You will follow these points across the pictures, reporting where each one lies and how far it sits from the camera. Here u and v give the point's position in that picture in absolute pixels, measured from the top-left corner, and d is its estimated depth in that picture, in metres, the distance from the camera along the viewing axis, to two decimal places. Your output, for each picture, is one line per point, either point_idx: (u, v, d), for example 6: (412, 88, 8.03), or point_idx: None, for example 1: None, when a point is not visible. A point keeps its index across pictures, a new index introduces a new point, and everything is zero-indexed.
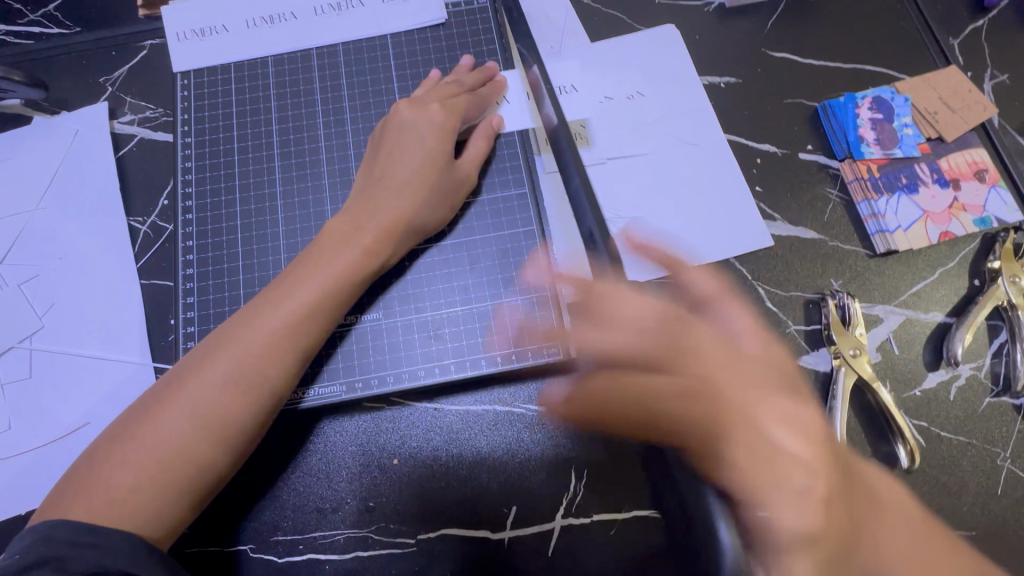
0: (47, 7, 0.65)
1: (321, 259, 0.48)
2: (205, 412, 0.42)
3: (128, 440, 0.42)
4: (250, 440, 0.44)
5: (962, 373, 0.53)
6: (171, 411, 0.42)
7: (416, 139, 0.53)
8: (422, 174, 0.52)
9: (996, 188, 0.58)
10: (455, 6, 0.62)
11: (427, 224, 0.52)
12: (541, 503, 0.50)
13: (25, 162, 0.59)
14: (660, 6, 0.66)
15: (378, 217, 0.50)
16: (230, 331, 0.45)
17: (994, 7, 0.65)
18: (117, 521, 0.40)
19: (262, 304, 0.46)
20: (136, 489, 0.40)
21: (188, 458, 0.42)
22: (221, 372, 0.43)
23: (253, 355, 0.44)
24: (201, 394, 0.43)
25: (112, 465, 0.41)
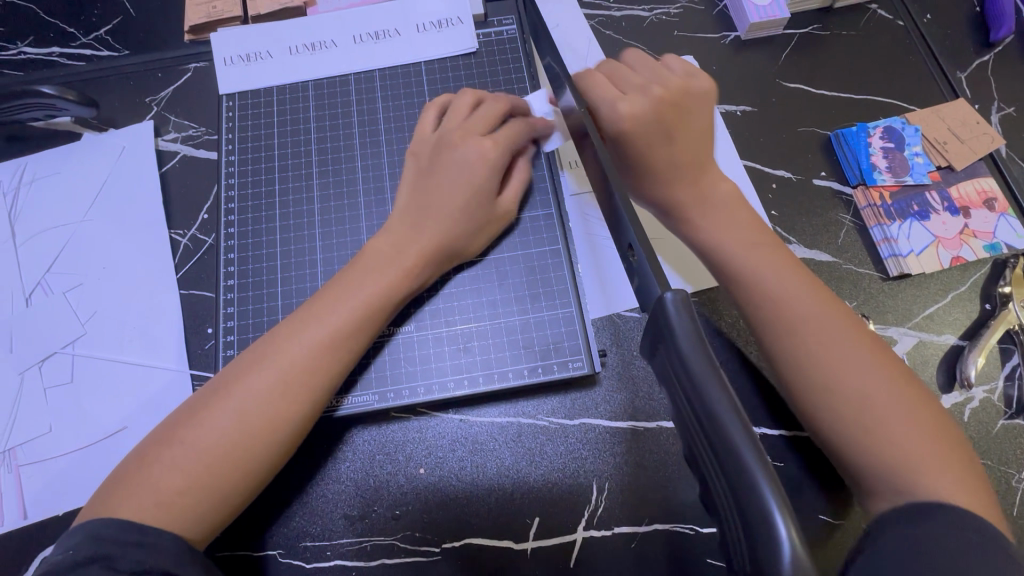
0: (99, 31, 0.69)
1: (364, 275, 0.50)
2: (248, 419, 0.44)
3: (176, 442, 0.44)
4: (289, 447, 0.46)
5: (975, 396, 0.55)
6: (217, 415, 0.44)
7: (458, 171, 0.53)
8: (469, 207, 0.53)
9: (1005, 216, 0.60)
10: (485, 36, 0.66)
11: (469, 247, 0.55)
12: (564, 515, 0.51)
13: (74, 176, 0.62)
14: (680, 38, 0.70)
15: (419, 235, 0.52)
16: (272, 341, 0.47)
17: (999, 43, 0.68)
18: (164, 521, 0.41)
19: (305, 317, 0.48)
20: (182, 492, 0.42)
21: (232, 463, 0.43)
22: (265, 380, 0.45)
23: (296, 366, 0.46)
24: (245, 402, 0.44)
25: (159, 467, 0.43)
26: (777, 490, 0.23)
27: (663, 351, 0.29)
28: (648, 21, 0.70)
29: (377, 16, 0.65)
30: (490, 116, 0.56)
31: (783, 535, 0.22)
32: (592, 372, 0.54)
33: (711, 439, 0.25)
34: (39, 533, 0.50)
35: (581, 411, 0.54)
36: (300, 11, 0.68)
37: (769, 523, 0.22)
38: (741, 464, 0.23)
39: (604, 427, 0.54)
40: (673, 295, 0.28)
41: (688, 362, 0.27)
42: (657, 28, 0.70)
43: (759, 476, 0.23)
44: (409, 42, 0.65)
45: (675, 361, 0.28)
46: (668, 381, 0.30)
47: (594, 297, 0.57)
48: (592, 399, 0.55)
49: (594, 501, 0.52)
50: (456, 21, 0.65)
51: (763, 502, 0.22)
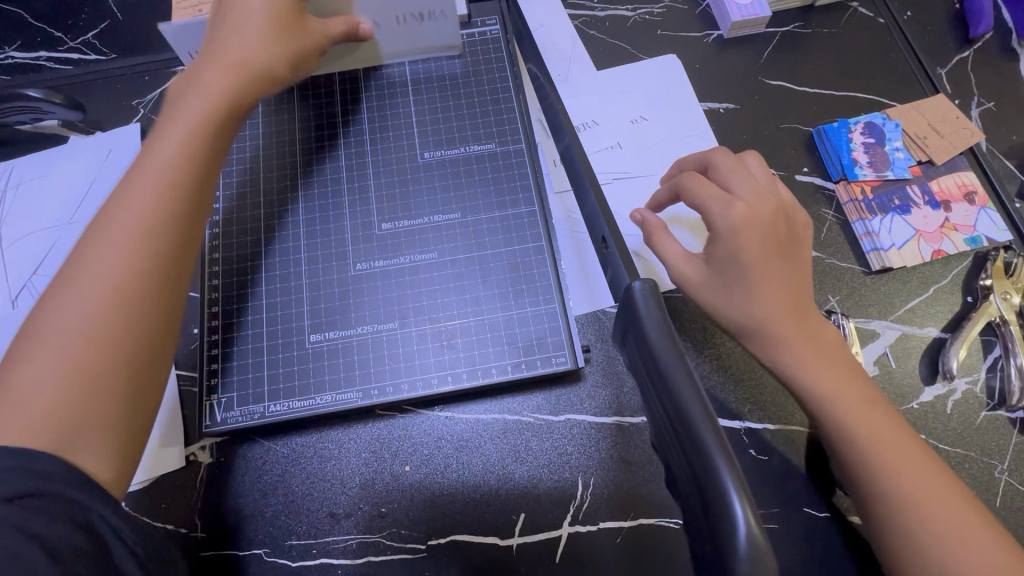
0: (86, 35, 0.69)
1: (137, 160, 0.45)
2: (128, 277, 0.40)
3: (22, 366, 0.38)
4: (184, 225, 0.44)
5: (958, 387, 0.55)
6: (70, 317, 0.39)
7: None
8: (275, 12, 0.51)
9: (985, 210, 0.60)
10: (469, 36, 0.66)
11: (285, 63, 0.52)
12: (550, 510, 0.52)
13: (60, 179, 0.62)
14: (663, 37, 0.70)
15: (222, 63, 0.50)
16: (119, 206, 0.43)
17: (978, 39, 0.69)
18: (51, 446, 0.36)
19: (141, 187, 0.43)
20: (53, 408, 0.37)
21: (124, 264, 0.41)
22: (146, 181, 0.44)
23: (167, 164, 0.45)
24: (102, 285, 0.40)
25: (16, 385, 0.37)
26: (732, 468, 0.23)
27: (634, 340, 0.30)
28: (631, 20, 0.71)
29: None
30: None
31: (740, 513, 0.22)
32: (575, 368, 0.54)
33: (675, 423, 0.26)
34: None
35: (565, 407, 0.55)
36: None
37: (726, 500, 0.23)
38: (701, 445, 0.24)
39: (588, 422, 0.54)
40: (642, 284, 0.30)
41: (654, 345, 0.28)
42: (640, 27, 0.71)
43: (718, 455, 0.23)
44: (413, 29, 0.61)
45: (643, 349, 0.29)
46: (637, 372, 0.31)
47: (579, 294, 0.58)
48: (576, 395, 0.55)
49: (579, 496, 0.52)
50: None
51: (721, 480, 0.23)
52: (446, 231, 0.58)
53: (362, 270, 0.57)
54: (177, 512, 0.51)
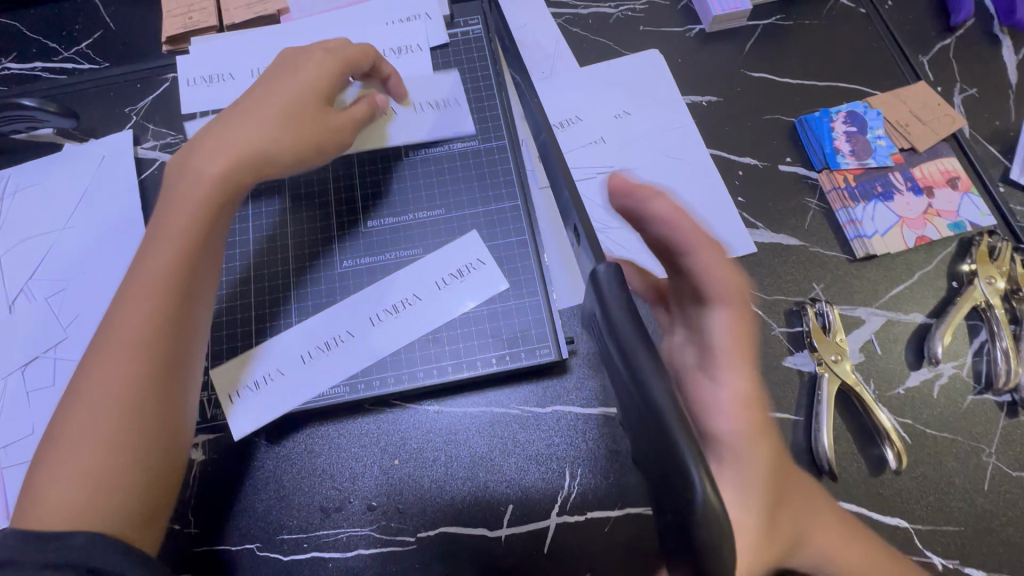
0: (80, 45, 0.70)
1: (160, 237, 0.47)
2: (134, 378, 0.42)
3: (55, 446, 0.41)
4: (186, 329, 0.46)
5: (944, 371, 0.55)
6: (93, 398, 0.42)
7: (288, 79, 0.55)
8: (299, 105, 0.53)
9: (969, 195, 0.61)
10: (453, 36, 0.68)
11: (291, 147, 0.52)
12: (537, 502, 0.52)
13: (56, 185, 0.63)
14: (645, 33, 0.71)
15: (222, 149, 0.50)
16: (132, 298, 0.45)
17: (960, 26, 0.69)
18: (73, 525, 0.39)
19: (154, 268, 0.46)
20: (80, 499, 0.40)
21: (134, 365, 0.43)
22: (147, 279, 0.45)
23: (161, 264, 0.46)
24: (120, 372, 0.42)
25: (50, 479, 0.40)
26: (691, 435, 0.25)
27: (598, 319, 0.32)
28: (614, 18, 0.72)
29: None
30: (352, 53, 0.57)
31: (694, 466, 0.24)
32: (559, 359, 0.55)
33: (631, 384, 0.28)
34: None
35: (552, 398, 0.55)
36: (275, 18, 0.70)
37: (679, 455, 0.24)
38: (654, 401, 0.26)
39: (574, 413, 0.55)
40: (606, 268, 0.32)
41: (618, 326, 0.29)
42: (623, 24, 0.72)
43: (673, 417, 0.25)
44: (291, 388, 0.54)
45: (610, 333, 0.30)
46: (607, 355, 0.32)
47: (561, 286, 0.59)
48: (562, 386, 0.55)
49: (567, 487, 0.52)
50: (423, 18, 0.67)
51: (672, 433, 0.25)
52: (431, 229, 0.60)
53: (348, 267, 0.58)
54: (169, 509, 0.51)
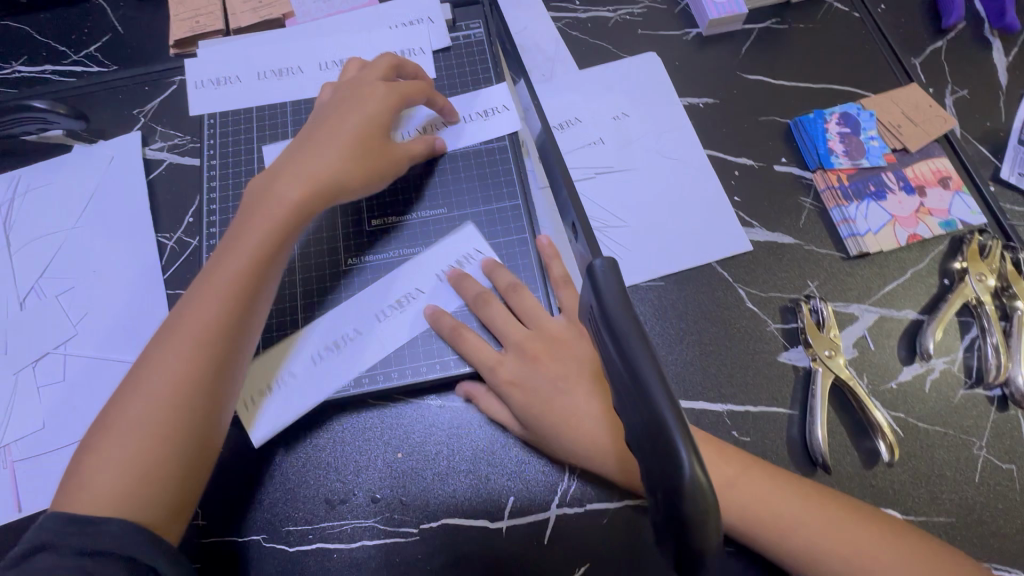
0: (88, 49, 0.72)
1: (230, 248, 0.50)
2: (189, 382, 0.45)
3: (105, 435, 0.43)
4: (239, 351, 0.48)
5: (936, 366, 0.57)
6: (149, 394, 0.44)
7: (349, 108, 0.57)
8: (364, 134, 0.56)
9: (960, 194, 0.62)
10: (454, 39, 0.69)
11: (352, 183, 0.55)
12: (538, 494, 0.53)
13: (65, 186, 0.65)
14: (643, 36, 0.73)
15: (298, 176, 0.53)
16: (194, 305, 0.48)
17: (951, 30, 0.71)
18: (114, 512, 0.41)
19: (216, 280, 0.49)
20: (118, 494, 0.42)
21: (188, 378, 0.45)
22: (213, 297, 0.48)
23: (226, 285, 0.48)
24: (175, 375, 0.45)
25: (93, 471, 0.42)
26: (682, 420, 0.26)
27: (593, 310, 0.33)
28: (613, 21, 0.73)
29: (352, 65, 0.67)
30: (412, 87, 0.60)
31: (683, 448, 0.25)
32: None
33: (624, 371, 0.29)
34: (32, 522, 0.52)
35: None
36: (280, 22, 0.71)
37: (669, 437, 0.26)
38: (647, 388, 0.27)
39: None
40: (601, 261, 0.32)
41: (614, 317, 0.30)
42: (621, 27, 0.73)
43: (665, 403, 0.26)
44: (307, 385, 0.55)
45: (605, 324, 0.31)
46: (600, 345, 0.33)
47: None
48: None
49: (567, 479, 0.53)
50: (426, 22, 0.69)
51: (664, 416, 0.26)
52: (433, 227, 0.61)
53: (352, 265, 0.59)
54: None
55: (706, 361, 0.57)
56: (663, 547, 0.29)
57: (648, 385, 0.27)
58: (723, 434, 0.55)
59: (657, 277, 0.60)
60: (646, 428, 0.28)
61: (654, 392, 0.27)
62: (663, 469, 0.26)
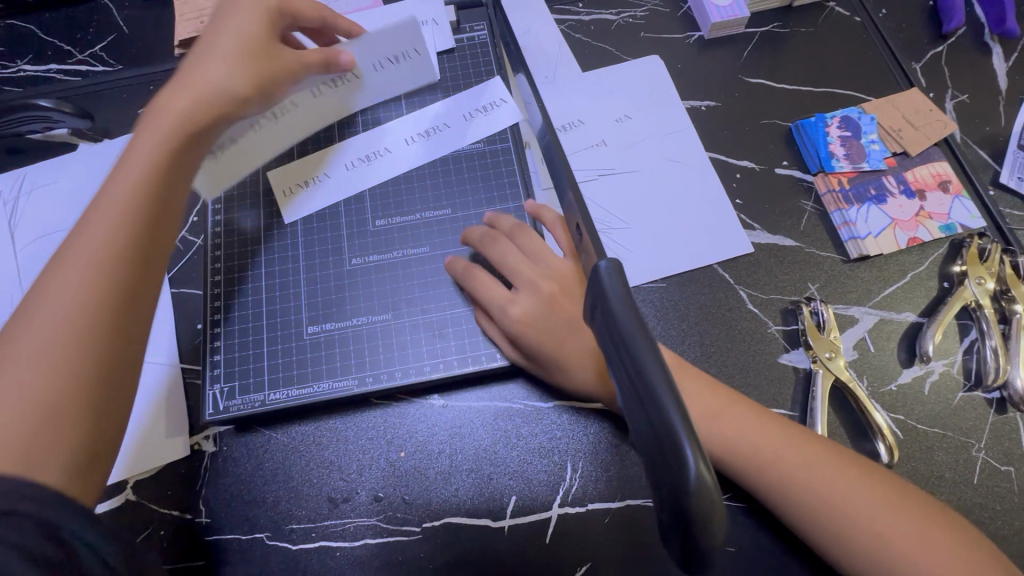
0: (94, 48, 0.72)
1: (109, 183, 0.44)
2: (86, 309, 0.39)
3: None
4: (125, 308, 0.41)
5: (935, 369, 0.57)
6: (25, 341, 0.38)
7: (228, 26, 0.52)
8: (248, 48, 0.51)
9: (959, 198, 0.62)
10: (458, 41, 0.69)
11: (262, 83, 0.52)
12: (539, 493, 0.54)
13: (71, 185, 0.65)
14: (645, 38, 0.73)
15: (181, 89, 0.48)
16: (72, 242, 0.41)
17: (952, 35, 0.71)
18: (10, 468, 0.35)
19: (94, 209, 0.43)
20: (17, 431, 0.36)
21: (61, 340, 0.38)
22: (89, 241, 0.41)
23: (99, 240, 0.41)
24: (59, 308, 0.39)
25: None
26: (688, 421, 0.27)
27: (598, 310, 0.33)
28: (615, 24, 0.74)
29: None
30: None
31: (689, 450, 0.26)
32: None
33: (628, 371, 0.29)
34: None
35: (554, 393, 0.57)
36: None
37: (676, 438, 0.26)
38: (653, 390, 0.27)
39: (577, 408, 0.56)
40: (607, 262, 0.33)
41: (620, 318, 0.31)
42: (624, 30, 0.73)
43: (671, 404, 0.27)
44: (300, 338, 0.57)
45: (611, 326, 0.32)
46: (604, 348, 0.33)
47: None
48: None
49: (569, 479, 0.54)
50: (430, 23, 0.69)
51: (669, 416, 0.27)
52: (438, 228, 0.61)
53: (356, 265, 0.60)
54: (182, 500, 0.53)
55: (707, 362, 0.58)
56: (670, 544, 0.29)
57: (654, 387, 0.28)
58: None
59: (659, 278, 0.61)
60: (651, 429, 0.28)
61: (661, 393, 0.27)
62: (669, 470, 0.27)
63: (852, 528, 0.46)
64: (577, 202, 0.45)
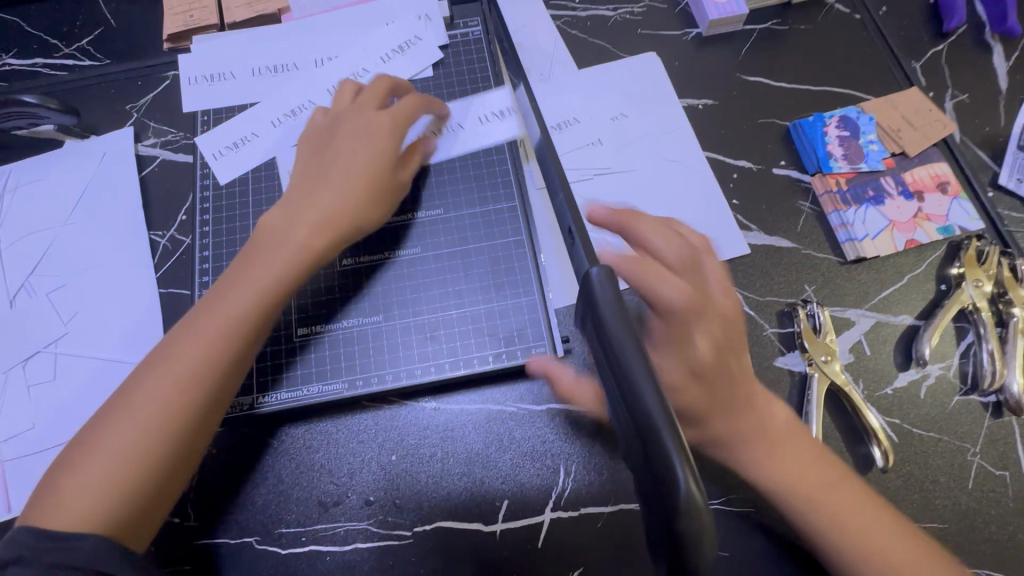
0: (81, 42, 0.71)
1: (248, 271, 0.49)
2: (180, 406, 0.44)
3: (106, 420, 0.44)
4: (205, 419, 0.45)
5: (931, 372, 0.56)
6: (130, 406, 0.44)
7: (353, 140, 0.55)
8: (372, 170, 0.55)
9: (958, 199, 0.62)
10: (453, 37, 0.68)
11: (371, 220, 0.54)
12: (531, 497, 0.53)
13: (57, 182, 0.64)
14: (643, 35, 0.72)
15: (309, 197, 0.53)
16: (187, 330, 0.47)
17: (952, 33, 0.70)
18: (88, 517, 0.41)
19: (207, 304, 0.48)
20: (82, 512, 0.41)
21: (157, 422, 0.44)
22: (202, 336, 0.46)
23: (200, 347, 0.46)
24: (160, 392, 0.44)
25: (66, 473, 0.42)
26: (676, 432, 0.26)
27: (589, 318, 0.33)
28: (612, 20, 0.73)
29: (345, 62, 0.66)
30: (378, 91, 0.59)
31: (677, 461, 0.25)
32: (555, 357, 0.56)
33: (617, 381, 0.29)
34: None
35: (547, 396, 0.56)
36: (275, 17, 0.70)
37: (663, 451, 0.26)
38: (641, 401, 0.27)
39: (570, 412, 0.55)
40: (598, 269, 0.33)
41: (610, 326, 0.30)
42: (621, 27, 0.72)
43: (659, 414, 0.26)
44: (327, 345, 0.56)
45: (600, 334, 0.31)
46: (595, 356, 0.33)
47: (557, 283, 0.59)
48: None
49: (561, 482, 0.53)
50: (423, 19, 0.68)
51: (656, 427, 0.26)
52: (430, 228, 0.60)
53: (348, 265, 0.59)
54: None
55: None
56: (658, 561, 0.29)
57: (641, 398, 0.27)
58: None
59: None
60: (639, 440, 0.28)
61: (649, 403, 0.27)
62: (657, 482, 0.26)
63: (850, 540, 0.46)
64: (569, 206, 0.44)
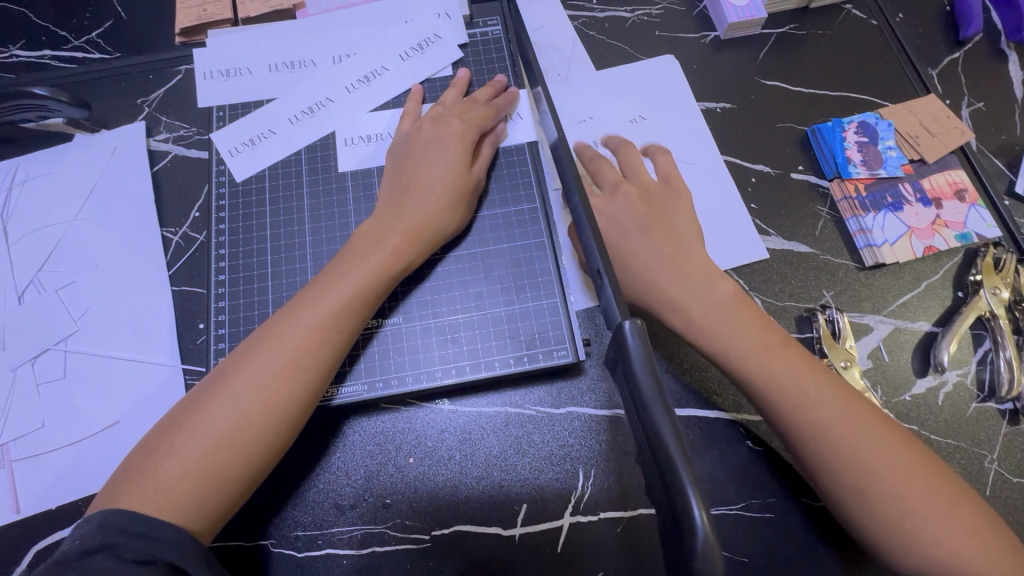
0: (90, 34, 0.70)
1: (344, 270, 0.51)
2: (275, 405, 0.46)
3: (204, 405, 0.45)
4: (295, 421, 0.47)
5: (949, 379, 0.57)
6: (226, 396, 0.45)
7: (436, 154, 0.57)
8: (453, 180, 0.56)
9: (975, 207, 0.62)
10: (471, 36, 0.68)
11: (450, 229, 0.56)
12: (550, 501, 0.53)
13: (67, 176, 0.63)
14: (661, 38, 0.72)
15: (402, 206, 0.54)
16: (288, 326, 0.48)
17: (969, 40, 0.70)
18: (180, 500, 0.42)
19: (302, 304, 0.49)
20: (178, 500, 0.42)
21: (256, 417, 0.45)
22: (300, 336, 0.47)
23: (293, 350, 0.47)
24: (259, 388, 0.46)
25: (162, 455, 0.43)
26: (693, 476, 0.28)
27: (622, 370, 0.34)
28: (630, 22, 0.72)
29: (363, 59, 0.66)
30: (459, 108, 0.60)
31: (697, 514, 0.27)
32: (577, 360, 0.56)
33: (646, 425, 0.31)
34: (34, 524, 0.51)
35: (567, 400, 0.56)
36: (290, 13, 0.69)
37: (686, 501, 0.27)
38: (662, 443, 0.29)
39: (589, 415, 0.55)
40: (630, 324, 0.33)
41: (640, 382, 0.32)
42: (639, 28, 0.72)
43: (679, 467, 0.28)
44: (368, 353, 0.55)
45: (630, 384, 0.33)
46: (625, 400, 0.35)
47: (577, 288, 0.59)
48: (577, 388, 0.56)
49: (580, 486, 0.53)
50: (442, 17, 0.67)
51: (677, 474, 0.28)
52: None
53: None
54: None
55: None
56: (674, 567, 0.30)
57: (665, 443, 0.30)
58: (737, 445, 0.54)
59: None
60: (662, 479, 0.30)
61: (670, 448, 0.29)
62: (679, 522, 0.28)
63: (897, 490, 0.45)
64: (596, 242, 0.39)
